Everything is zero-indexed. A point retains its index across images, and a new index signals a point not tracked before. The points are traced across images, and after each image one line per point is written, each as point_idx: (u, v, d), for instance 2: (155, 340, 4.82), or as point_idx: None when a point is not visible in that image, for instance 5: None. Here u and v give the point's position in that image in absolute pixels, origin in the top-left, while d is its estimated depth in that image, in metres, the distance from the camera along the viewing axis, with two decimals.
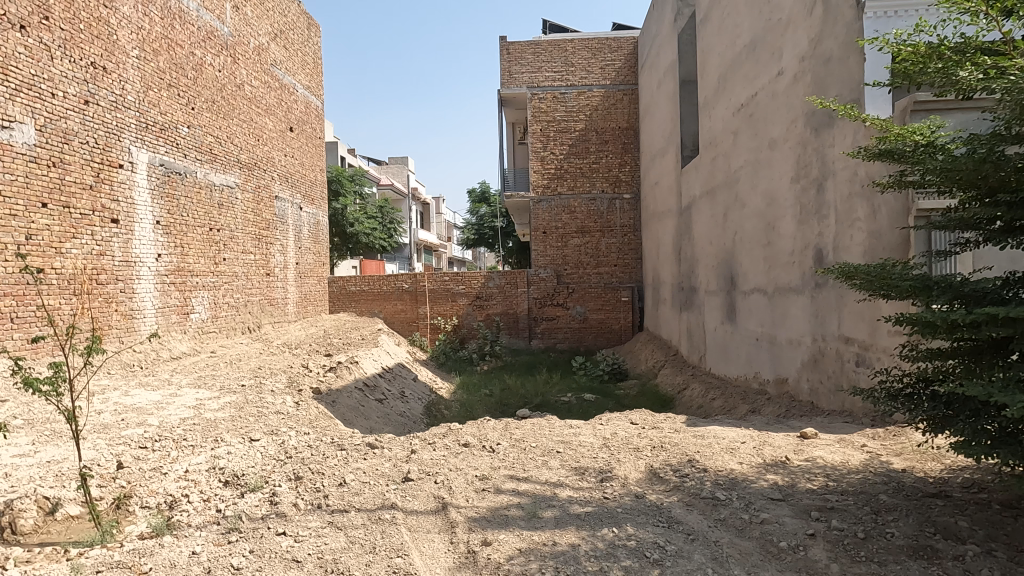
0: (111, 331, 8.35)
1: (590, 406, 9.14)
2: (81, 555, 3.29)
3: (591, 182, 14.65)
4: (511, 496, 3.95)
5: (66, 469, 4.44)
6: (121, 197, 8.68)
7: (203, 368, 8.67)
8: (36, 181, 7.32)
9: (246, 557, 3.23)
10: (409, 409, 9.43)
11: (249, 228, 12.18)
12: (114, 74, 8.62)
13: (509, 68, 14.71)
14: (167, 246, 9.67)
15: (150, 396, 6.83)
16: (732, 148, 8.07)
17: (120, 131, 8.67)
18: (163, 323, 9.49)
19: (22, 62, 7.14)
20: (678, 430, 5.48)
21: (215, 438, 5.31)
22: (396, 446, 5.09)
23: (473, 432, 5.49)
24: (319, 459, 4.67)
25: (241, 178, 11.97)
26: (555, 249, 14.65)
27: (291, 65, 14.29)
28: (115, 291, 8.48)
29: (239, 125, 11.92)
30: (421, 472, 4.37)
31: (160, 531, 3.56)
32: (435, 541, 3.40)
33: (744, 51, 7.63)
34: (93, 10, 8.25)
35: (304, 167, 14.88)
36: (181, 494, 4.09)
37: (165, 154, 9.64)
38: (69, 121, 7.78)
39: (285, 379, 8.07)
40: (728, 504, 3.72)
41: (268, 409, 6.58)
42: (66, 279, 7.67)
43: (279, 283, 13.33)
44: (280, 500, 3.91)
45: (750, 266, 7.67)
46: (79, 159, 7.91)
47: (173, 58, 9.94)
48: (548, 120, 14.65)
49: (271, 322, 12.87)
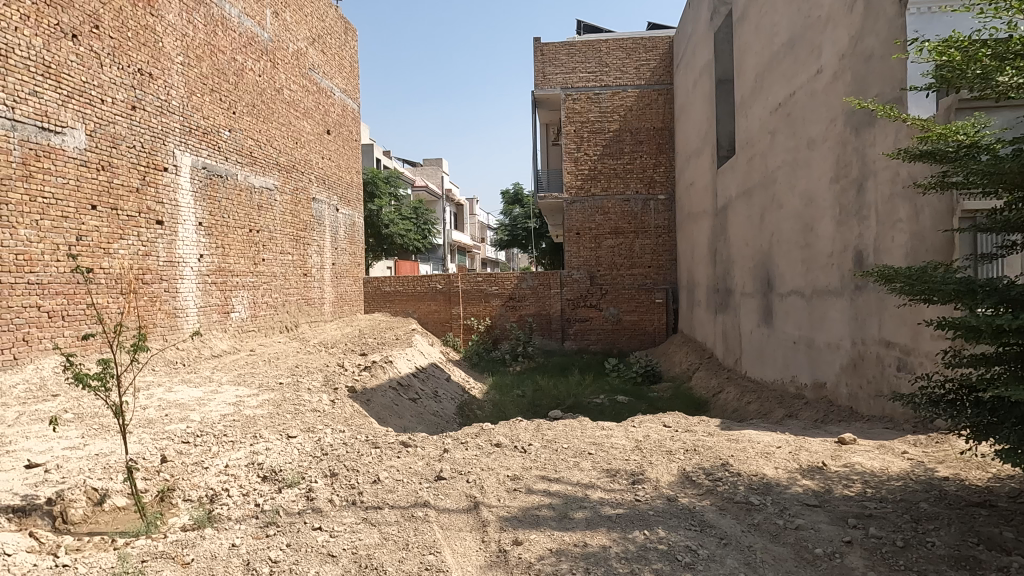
0: (155, 329, 8.62)
1: (623, 408, 9.09)
2: (127, 545, 3.40)
3: (625, 183, 14.52)
4: (542, 496, 3.95)
5: (113, 461, 4.59)
6: (166, 199, 8.95)
7: (242, 365, 8.88)
8: (87, 183, 7.59)
9: (283, 550, 3.29)
10: (441, 409, 9.51)
11: (287, 229, 12.42)
12: (159, 80, 8.89)
13: (543, 69, 14.71)
14: (208, 247, 9.91)
15: (192, 392, 7.03)
16: (769, 147, 7.93)
17: (165, 135, 8.94)
18: (205, 322, 9.74)
19: (74, 70, 7.41)
20: (712, 434, 5.42)
21: (254, 434, 5.44)
22: (430, 445, 5.13)
23: (505, 432, 5.50)
24: (354, 456, 4.74)
25: (280, 180, 12.22)
26: (588, 250, 14.56)
27: (329, 69, 14.56)
28: (159, 290, 8.74)
29: (278, 129, 12.18)
30: (453, 471, 4.41)
31: (201, 524, 3.66)
32: (466, 540, 3.43)
33: (782, 49, 7.50)
34: (139, 18, 8.53)
35: (341, 169, 15.12)
36: (222, 488, 4.20)
37: (207, 158, 9.90)
38: (118, 126, 8.05)
39: (321, 378, 8.22)
40: (762, 508, 3.67)
41: (305, 406, 6.70)
42: (114, 278, 7.93)
43: (316, 283, 13.57)
44: (316, 496, 3.98)
45: (788, 268, 7.52)
46: (126, 162, 8.17)
47: (215, 64, 10.20)
48: (583, 120, 14.59)
49: (308, 322, 13.13)
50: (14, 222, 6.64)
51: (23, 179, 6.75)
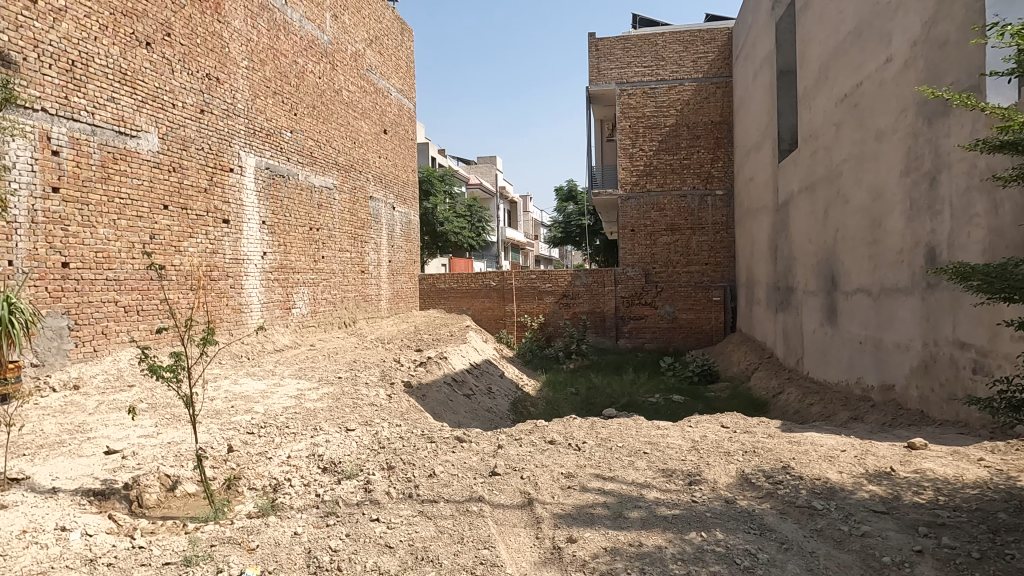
0: (222, 324, 8.98)
1: (679, 407, 8.94)
2: (197, 530, 3.56)
3: (681, 178, 14.26)
4: (596, 495, 3.93)
5: (184, 450, 4.81)
6: (232, 199, 9.30)
7: (303, 360, 9.16)
8: (160, 184, 7.96)
9: (342, 540, 3.38)
10: (495, 406, 9.58)
11: (345, 228, 12.73)
12: (226, 84, 9.24)
13: (598, 65, 14.59)
14: (272, 245, 10.25)
15: (256, 385, 7.31)
16: (834, 140, 7.64)
17: (231, 137, 9.30)
18: (268, 318, 10.08)
19: (148, 76, 7.78)
20: (772, 436, 5.28)
21: (315, 426, 5.60)
22: (484, 441, 5.17)
23: (559, 430, 5.49)
24: (410, 450, 4.82)
25: (339, 179, 12.52)
26: (643, 247, 14.38)
27: (386, 69, 14.84)
28: (226, 287, 9.10)
29: (337, 129, 12.49)
30: (507, 467, 4.43)
31: (266, 511, 3.81)
32: (521, 536, 3.44)
33: (849, 38, 7.22)
34: (208, 24, 8.88)
35: (397, 168, 15.38)
36: (285, 478, 4.34)
37: (270, 158, 10.24)
38: (188, 129, 8.42)
39: (378, 373, 8.40)
40: (826, 514, 3.55)
41: (363, 400, 6.86)
42: (184, 275, 8.30)
43: (373, 280, 13.87)
44: (374, 488, 4.07)
45: (853, 265, 7.24)
46: (195, 164, 8.53)
47: (278, 67, 10.53)
48: (638, 116, 14.40)
49: (366, 318, 13.42)
50: (94, 222, 7.03)
51: (102, 180, 7.12)
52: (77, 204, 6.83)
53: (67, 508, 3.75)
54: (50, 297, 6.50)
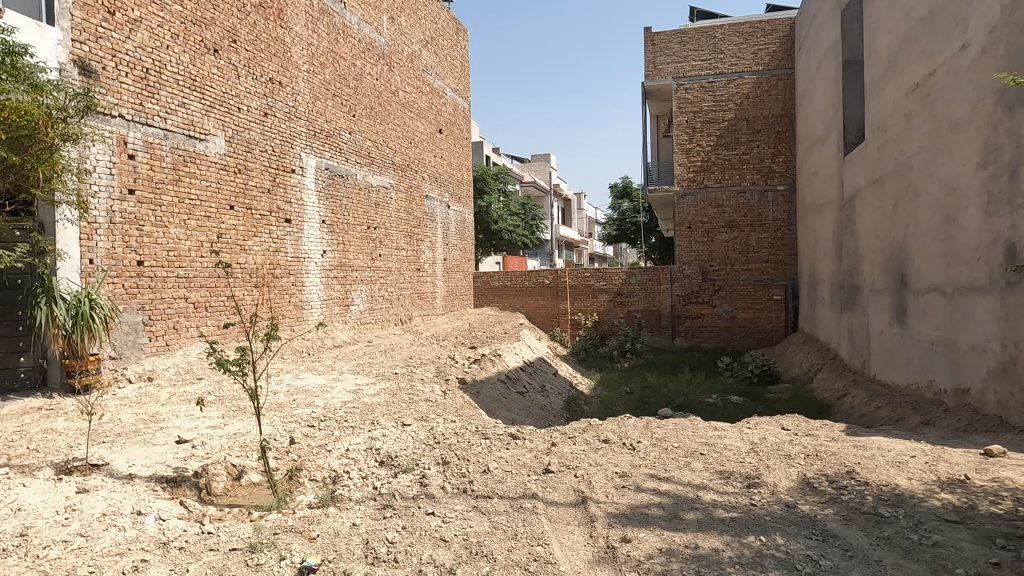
0: (284, 320, 9.28)
1: (737, 408, 8.73)
2: (261, 517, 3.70)
3: (741, 174, 13.89)
4: (651, 495, 3.88)
5: (249, 441, 5.00)
6: (294, 199, 9.59)
7: (361, 355, 9.39)
8: (227, 185, 8.28)
9: (399, 532, 3.44)
10: (549, 403, 9.58)
11: (402, 226, 12.95)
12: (288, 88, 9.52)
13: (654, 59, 14.38)
14: (331, 244, 10.52)
15: (317, 379, 7.53)
16: (904, 132, 7.32)
17: (293, 139, 9.59)
18: (328, 314, 10.35)
19: (216, 82, 8.10)
20: (835, 439, 5.09)
21: (372, 421, 5.73)
22: (537, 438, 5.17)
23: (614, 429, 5.44)
24: (465, 446, 4.87)
25: (395, 179, 12.75)
26: (700, 245, 14.08)
27: (441, 70, 15.01)
28: (288, 284, 9.40)
29: (394, 129, 12.71)
30: (561, 464, 4.42)
31: (326, 502, 3.92)
32: (574, 534, 3.43)
33: (921, 25, 6.89)
34: (271, 30, 9.17)
35: (452, 167, 15.54)
36: (344, 470, 4.46)
37: (330, 159, 10.51)
38: (252, 132, 8.72)
39: (433, 369, 8.52)
40: (893, 521, 3.41)
41: (418, 396, 6.98)
42: (249, 272, 8.62)
43: (428, 278, 14.06)
44: (429, 482, 4.14)
45: (925, 263, 6.91)
46: (259, 165, 8.83)
47: (337, 70, 10.79)
48: (695, 110, 14.12)
49: (421, 315, 13.63)
50: (166, 222, 7.37)
51: (173, 182, 7.46)
52: (151, 206, 7.17)
53: (142, 493, 3.96)
54: (127, 294, 6.86)
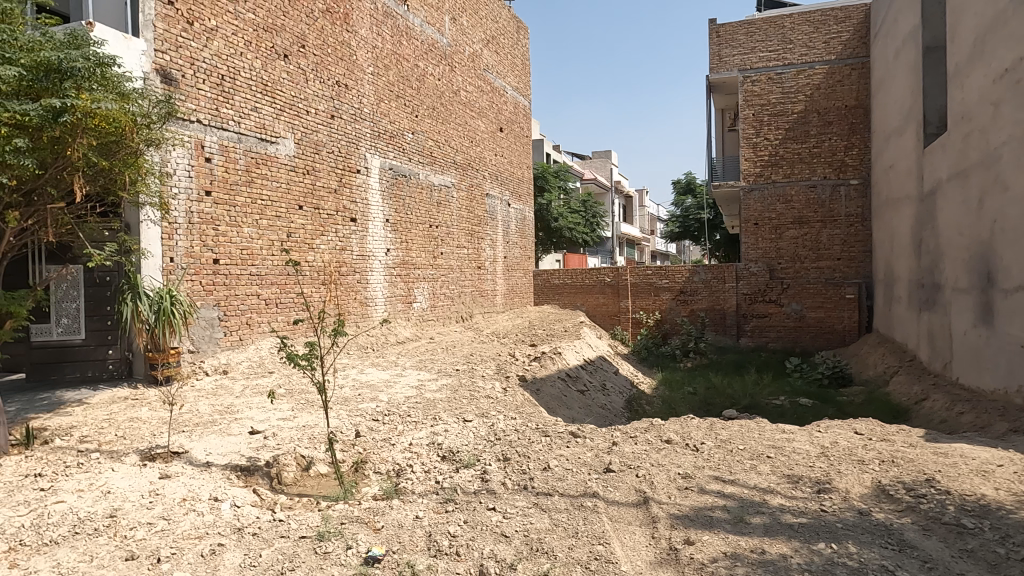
0: (350, 317, 9.55)
1: (806, 411, 8.43)
2: (329, 507, 3.82)
3: (811, 168, 13.38)
4: (715, 497, 3.80)
5: (317, 433, 5.17)
6: (359, 199, 9.83)
7: (424, 352, 9.55)
8: (296, 186, 8.57)
9: (461, 526, 3.49)
10: (610, 403, 9.52)
11: (463, 225, 13.09)
12: (353, 90, 9.77)
13: (719, 52, 14.04)
14: (394, 242, 10.75)
15: (381, 375, 7.72)
16: (991, 121, 6.89)
17: (358, 140, 9.83)
18: (391, 311, 10.58)
19: (286, 86, 8.40)
20: (913, 445, 4.85)
21: (434, 416, 5.83)
22: (598, 437, 5.13)
23: (676, 429, 5.35)
24: (525, 443, 4.89)
25: (457, 178, 12.90)
26: (768, 242, 13.64)
27: (502, 68, 15.08)
28: (354, 282, 9.66)
29: (455, 129, 12.86)
30: (622, 464, 4.38)
31: (390, 494, 4.01)
32: (636, 534, 3.40)
33: (1010, 7, 6.47)
34: (337, 35, 9.43)
35: (513, 165, 15.61)
36: (407, 464, 4.55)
37: (394, 159, 10.73)
38: (320, 134, 8.99)
39: (494, 366, 8.59)
40: (978, 533, 3.23)
41: (479, 392, 7.05)
42: (317, 270, 8.90)
43: (489, 276, 14.18)
44: (490, 478, 4.17)
45: (1014, 261, 6.49)
46: (326, 166, 9.10)
47: (400, 71, 11.00)
48: (763, 103, 13.70)
49: (482, 313, 13.76)
50: (240, 222, 7.68)
51: (246, 183, 7.77)
52: (226, 206, 7.49)
53: (218, 480, 4.15)
54: (204, 291, 7.19)
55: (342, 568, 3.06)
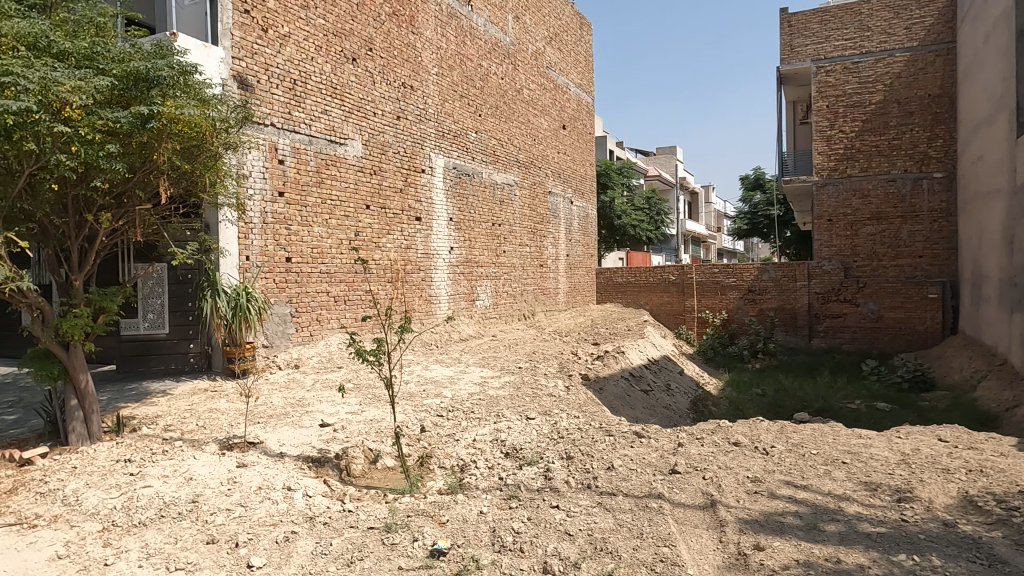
0: (415, 314, 9.73)
1: (885, 416, 8.05)
2: (396, 499, 3.91)
3: (890, 161, 12.74)
4: (787, 503, 3.68)
5: (384, 427, 5.30)
6: (424, 198, 10.00)
7: (486, 349, 9.63)
8: (364, 187, 8.80)
9: (525, 523, 3.50)
10: (674, 403, 9.35)
11: (525, 223, 13.13)
12: (419, 91, 9.94)
13: (791, 42, 13.55)
14: (458, 240, 10.88)
15: (445, 371, 7.85)
16: None
17: (423, 140, 10.00)
18: (455, 308, 10.72)
19: (354, 89, 8.62)
20: (1004, 454, 4.56)
21: (497, 413, 5.87)
22: (663, 437, 5.05)
23: (744, 431, 5.21)
24: (589, 441, 4.86)
25: (519, 176, 12.94)
26: (843, 238, 13.08)
27: (565, 66, 15.03)
28: (419, 280, 9.84)
29: (518, 127, 12.91)
30: (688, 465, 4.30)
31: (454, 489, 4.07)
32: (703, 537, 3.33)
33: None
34: (403, 37, 9.62)
35: (576, 163, 15.53)
36: (471, 459, 4.60)
37: (457, 158, 10.86)
38: (386, 135, 9.20)
39: (557, 364, 8.58)
40: None
41: (542, 390, 7.06)
42: (384, 268, 9.11)
43: (551, 274, 14.18)
44: (554, 476, 4.17)
45: None
46: (392, 167, 9.30)
47: (464, 71, 11.12)
48: (837, 94, 13.15)
49: (544, 311, 13.77)
50: (311, 222, 7.94)
51: (317, 184, 8.03)
52: (298, 207, 7.76)
53: (291, 470, 4.32)
54: (277, 288, 7.47)
55: (408, 559, 3.13)
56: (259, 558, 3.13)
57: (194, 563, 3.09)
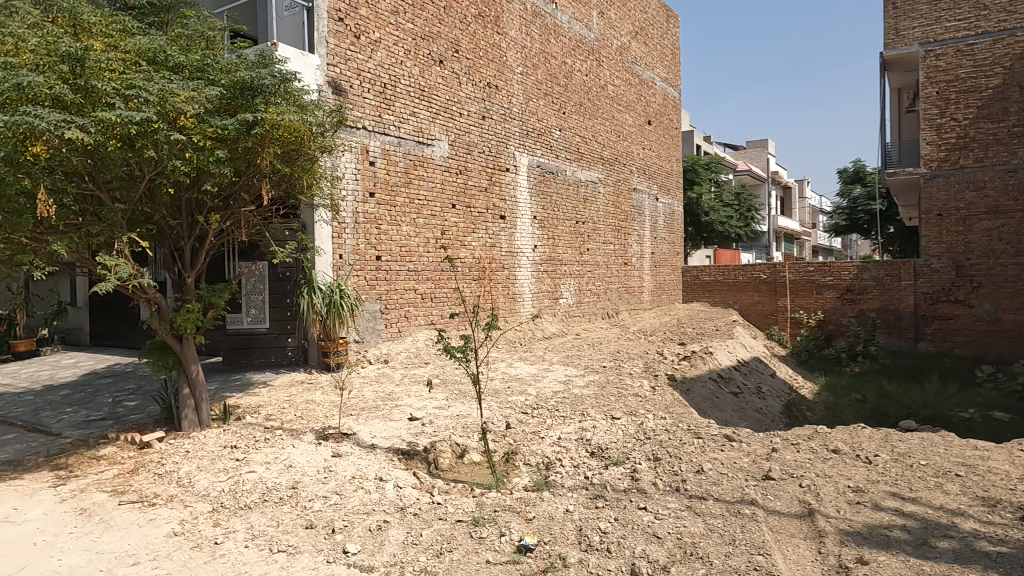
0: (499, 312, 9.82)
1: (1003, 426, 7.42)
2: (483, 494, 3.97)
3: (1010, 150, 11.66)
4: (893, 515, 3.46)
5: (470, 422, 5.39)
6: (508, 196, 10.09)
7: (570, 348, 9.60)
8: (450, 186, 8.97)
9: (612, 523, 3.47)
10: (766, 406, 9.00)
11: (610, 220, 12.99)
12: (503, 91, 10.03)
13: (895, 25, 12.71)
14: (542, 239, 10.89)
15: (529, 368, 7.89)
16: None
17: (508, 139, 10.09)
18: (538, 306, 10.75)
19: (441, 90, 8.81)
20: None
21: (582, 412, 5.85)
22: (756, 442, 4.86)
23: (844, 438, 4.94)
24: (677, 443, 4.75)
25: (604, 173, 12.82)
26: (954, 234, 12.07)
27: (651, 60, 14.74)
28: (503, 278, 9.93)
29: (602, 124, 12.78)
30: (783, 472, 4.13)
31: (540, 487, 4.09)
32: (800, 547, 3.18)
33: None
34: (489, 37, 9.73)
35: (661, 158, 15.21)
36: (556, 458, 4.60)
37: (541, 157, 10.88)
38: (471, 134, 9.34)
39: (642, 364, 8.44)
40: None
41: (627, 390, 6.97)
42: (469, 266, 9.25)
43: (636, 272, 13.97)
44: (641, 477, 4.11)
45: None
46: (477, 166, 9.43)
47: (549, 69, 11.12)
48: (949, 79, 12.21)
49: (629, 309, 13.57)
50: (399, 221, 8.18)
51: (405, 185, 8.26)
52: (387, 206, 8.01)
53: (383, 461, 4.47)
54: (368, 285, 7.74)
55: (495, 553, 3.17)
56: (354, 545, 3.26)
57: (294, 546, 3.26)
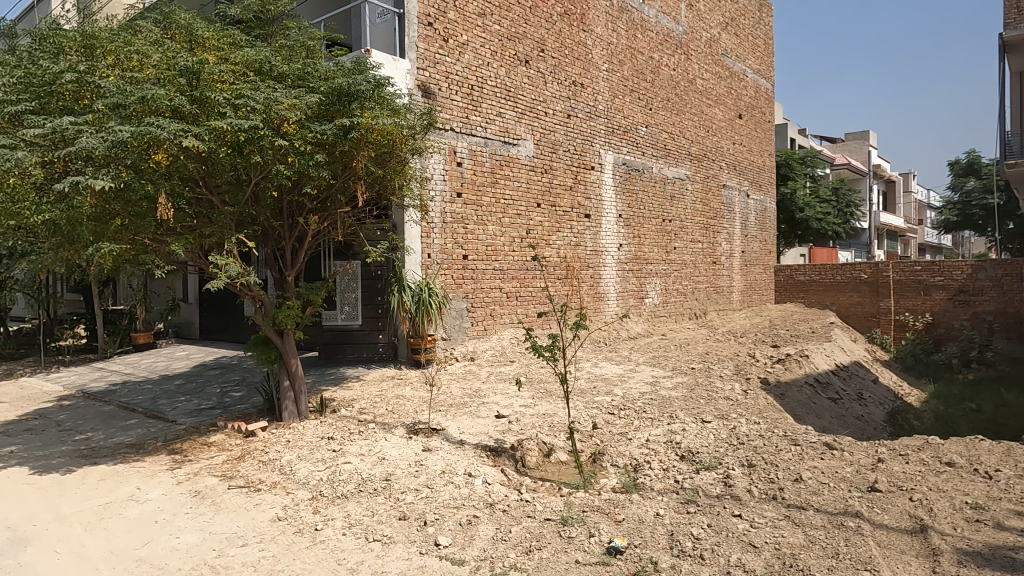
0: (584, 311, 9.76)
1: None
2: (571, 494, 3.96)
3: None
4: (1018, 536, 3.18)
5: (557, 421, 5.39)
6: (593, 195, 10.02)
7: (656, 348, 9.42)
8: (535, 185, 9.00)
9: (704, 529, 3.38)
10: (868, 414, 8.50)
11: (698, 218, 12.65)
12: (589, 89, 9.96)
13: None
14: (627, 237, 10.74)
15: (615, 368, 7.81)
16: None
17: (593, 137, 10.02)
18: (624, 306, 10.61)
19: (527, 90, 8.86)
20: None
21: (670, 414, 5.72)
22: (859, 452, 4.60)
23: (960, 450, 4.59)
24: (772, 450, 4.56)
25: (692, 169, 12.49)
26: None
27: (742, 51, 14.23)
28: (588, 277, 9.87)
29: (690, 119, 12.45)
30: (891, 484, 3.88)
31: (628, 488, 4.04)
32: (912, 565, 2.99)
33: None
34: (574, 36, 9.69)
35: (753, 153, 14.65)
36: (644, 460, 4.53)
37: (627, 154, 10.74)
38: (557, 133, 9.34)
39: (733, 366, 8.17)
40: None
41: (717, 393, 6.76)
42: (554, 265, 9.25)
43: (725, 271, 13.53)
44: (734, 483, 3.98)
45: None
46: (563, 165, 9.42)
47: (635, 65, 10.95)
48: None
49: (717, 310, 13.17)
50: (486, 220, 8.29)
51: (491, 185, 8.36)
52: (474, 206, 8.14)
53: (472, 457, 4.54)
54: (455, 284, 7.90)
55: (585, 554, 3.16)
56: (445, 538, 3.33)
57: (388, 536, 3.38)
